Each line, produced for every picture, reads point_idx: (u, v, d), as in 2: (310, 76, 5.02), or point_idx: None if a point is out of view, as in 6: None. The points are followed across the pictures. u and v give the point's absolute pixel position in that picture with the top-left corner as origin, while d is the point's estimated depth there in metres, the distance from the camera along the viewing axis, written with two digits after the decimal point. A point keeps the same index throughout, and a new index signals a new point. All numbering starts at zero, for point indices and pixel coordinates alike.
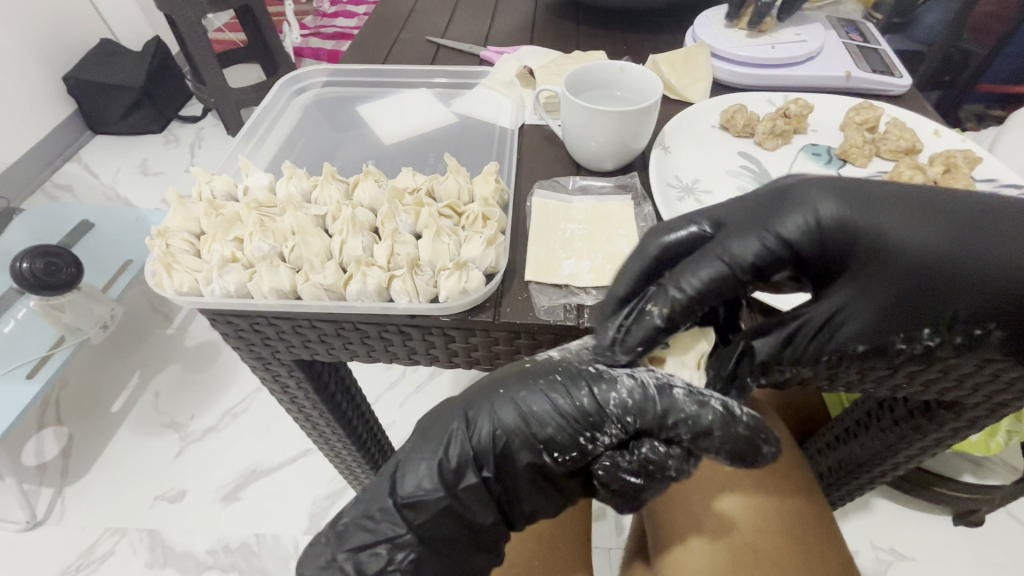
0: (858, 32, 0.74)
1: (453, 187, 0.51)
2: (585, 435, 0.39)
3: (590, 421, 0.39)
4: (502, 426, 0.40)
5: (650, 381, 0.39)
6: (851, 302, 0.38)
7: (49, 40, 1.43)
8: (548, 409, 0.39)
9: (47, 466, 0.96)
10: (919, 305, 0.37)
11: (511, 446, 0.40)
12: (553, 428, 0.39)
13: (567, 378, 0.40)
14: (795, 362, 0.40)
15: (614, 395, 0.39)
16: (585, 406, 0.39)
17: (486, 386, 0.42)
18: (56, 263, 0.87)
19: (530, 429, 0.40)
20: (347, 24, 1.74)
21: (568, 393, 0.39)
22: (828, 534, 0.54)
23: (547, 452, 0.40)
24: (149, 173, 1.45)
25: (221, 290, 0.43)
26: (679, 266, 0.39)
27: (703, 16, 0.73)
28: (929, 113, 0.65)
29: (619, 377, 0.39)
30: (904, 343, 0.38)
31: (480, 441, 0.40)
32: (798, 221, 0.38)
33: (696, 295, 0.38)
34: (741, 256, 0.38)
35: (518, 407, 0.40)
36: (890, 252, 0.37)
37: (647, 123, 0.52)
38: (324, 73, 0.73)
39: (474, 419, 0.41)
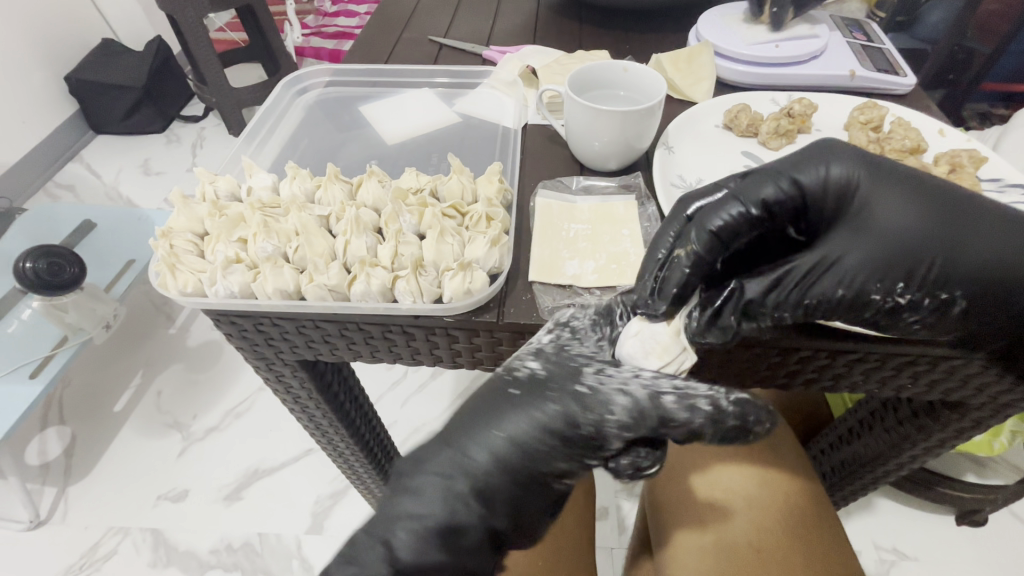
0: (862, 31, 0.73)
1: (457, 187, 0.51)
2: (588, 456, 0.38)
3: (589, 445, 0.38)
4: (495, 459, 0.38)
5: (640, 393, 0.37)
6: (842, 249, 0.39)
7: (51, 40, 1.43)
8: (541, 435, 0.38)
9: (51, 466, 0.96)
10: (901, 260, 0.38)
11: (520, 482, 0.39)
12: (553, 455, 0.38)
13: (559, 404, 0.38)
14: (777, 307, 0.38)
15: (609, 417, 0.37)
16: (583, 430, 0.37)
17: (473, 418, 0.40)
18: (58, 262, 0.87)
19: (534, 460, 0.38)
20: (348, 24, 1.74)
21: (560, 418, 0.38)
22: (832, 536, 0.54)
23: (553, 478, 0.39)
24: (151, 173, 1.46)
25: (225, 290, 0.43)
26: (704, 210, 0.40)
27: (706, 16, 0.72)
28: (933, 112, 0.65)
29: (611, 397, 0.37)
30: (884, 295, 0.37)
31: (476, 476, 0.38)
32: (816, 172, 0.40)
33: (722, 236, 0.39)
34: (759, 198, 0.39)
35: (509, 438, 0.38)
36: (881, 215, 0.39)
37: (651, 123, 0.52)
38: (326, 73, 0.72)
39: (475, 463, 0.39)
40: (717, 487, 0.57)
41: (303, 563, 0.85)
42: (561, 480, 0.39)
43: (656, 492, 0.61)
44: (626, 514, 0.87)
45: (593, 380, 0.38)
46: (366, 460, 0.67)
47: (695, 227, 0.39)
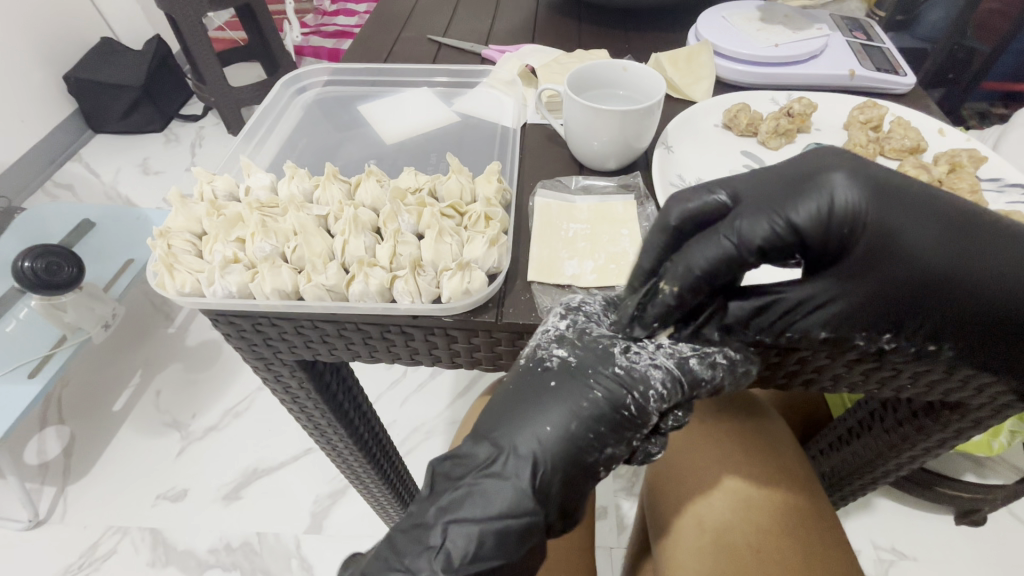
0: (862, 30, 0.73)
1: (456, 187, 0.50)
2: (633, 434, 0.39)
3: (636, 423, 0.38)
4: (543, 452, 0.38)
5: (672, 364, 0.39)
6: (832, 295, 0.37)
7: (49, 39, 1.42)
8: (586, 421, 0.38)
9: (49, 465, 0.96)
10: (895, 310, 0.37)
11: (572, 475, 0.39)
12: (599, 440, 0.39)
13: (605, 390, 0.38)
14: (760, 335, 0.39)
15: (651, 392, 0.38)
16: (629, 410, 0.38)
17: (513, 411, 0.40)
18: (57, 262, 0.87)
19: (586, 450, 0.39)
20: (347, 23, 1.74)
21: (606, 401, 0.38)
22: (828, 531, 0.54)
23: (599, 464, 0.39)
24: (149, 172, 1.45)
25: (223, 290, 0.43)
26: (688, 246, 0.37)
27: (705, 15, 0.72)
28: (933, 111, 0.65)
29: (648, 372, 0.39)
30: (868, 338, 0.38)
31: (523, 471, 0.38)
32: (812, 206, 0.34)
33: (707, 278, 0.36)
34: (750, 239, 0.35)
35: (555, 430, 0.39)
36: (888, 254, 0.35)
37: (650, 123, 0.52)
38: (325, 72, 0.72)
39: (537, 459, 0.38)
40: (716, 486, 0.57)
41: (302, 562, 0.85)
42: (604, 467, 0.40)
43: (658, 491, 0.61)
44: (625, 514, 0.87)
45: (627, 361, 0.39)
46: (365, 460, 0.67)
47: (681, 259, 0.36)
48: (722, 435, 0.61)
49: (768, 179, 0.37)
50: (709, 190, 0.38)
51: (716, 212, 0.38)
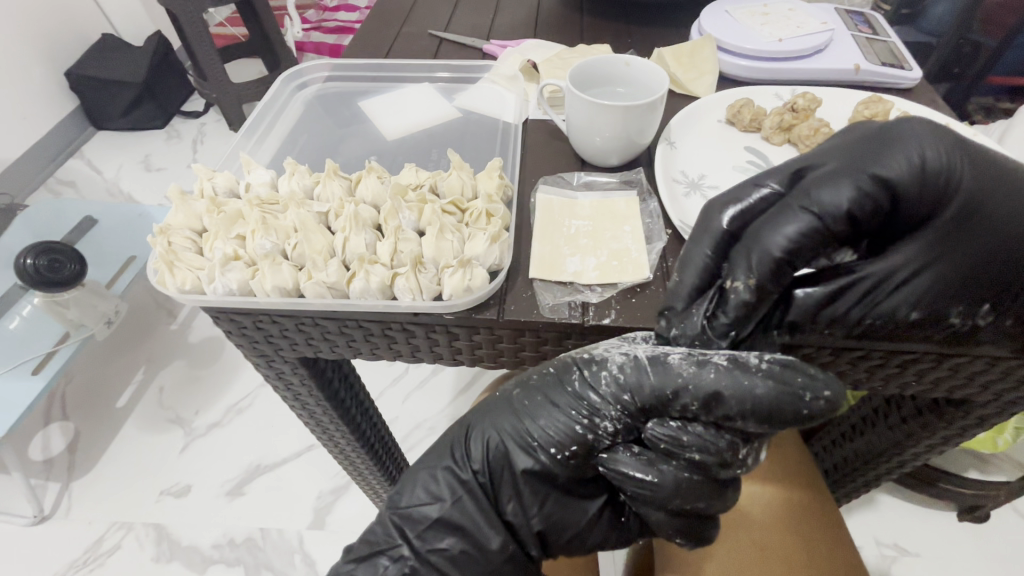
0: (867, 23, 0.73)
1: (457, 183, 0.50)
2: (584, 424, 0.39)
3: (589, 415, 0.38)
4: (499, 432, 0.41)
5: (642, 355, 0.38)
6: (923, 262, 0.35)
7: (50, 36, 1.42)
8: (547, 412, 0.40)
9: (54, 461, 0.96)
10: (997, 275, 0.35)
11: (503, 451, 0.41)
12: (543, 426, 0.40)
13: (558, 375, 0.41)
14: (833, 324, 0.37)
15: (604, 374, 0.38)
16: (580, 402, 0.39)
17: (485, 406, 0.44)
18: (59, 260, 0.87)
19: (527, 429, 0.40)
20: (348, 18, 1.73)
21: (561, 384, 0.40)
22: (834, 532, 0.54)
23: (543, 451, 0.40)
24: (151, 169, 1.45)
25: (224, 287, 0.43)
26: (756, 230, 0.36)
27: (710, 9, 0.71)
28: (940, 105, 0.64)
29: (610, 355, 0.39)
30: (957, 317, 0.36)
31: (474, 452, 0.42)
32: (902, 161, 0.34)
33: (787, 259, 0.34)
34: (835, 205, 0.34)
35: (516, 413, 0.41)
36: (983, 219, 0.34)
37: (653, 120, 0.51)
38: (326, 68, 0.71)
39: (470, 430, 0.43)
40: None
41: (306, 557, 0.86)
42: (545, 459, 0.40)
43: None
44: None
45: (601, 348, 0.40)
46: (366, 456, 0.67)
47: (764, 236, 0.35)
48: (776, 453, 0.59)
49: (840, 145, 0.37)
50: (756, 184, 0.38)
51: (768, 201, 0.38)
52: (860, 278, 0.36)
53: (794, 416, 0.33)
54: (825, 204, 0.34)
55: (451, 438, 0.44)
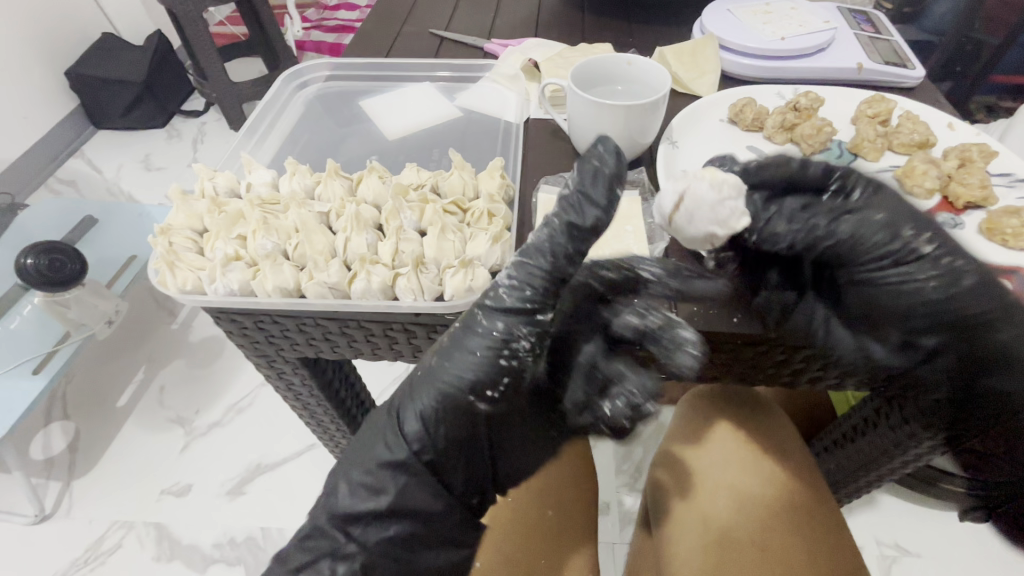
0: (870, 22, 0.72)
1: (458, 183, 0.50)
2: (505, 357, 0.35)
3: (504, 342, 0.35)
4: (428, 398, 0.36)
5: (517, 263, 0.36)
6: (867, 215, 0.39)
7: (50, 35, 1.42)
8: (471, 361, 0.35)
9: (55, 460, 0.96)
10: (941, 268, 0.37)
11: (450, 414, 0.36)
12: (465, 370, 0.35)
13: (463, 317, 0.36)
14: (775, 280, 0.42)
15: (505, 293, 0.35)
16: (490, 334, 0.35)
17: (409, 381, 0.37)
18: (59, 259, 0.87)
19: (457, 383, 0.35)
20: (349, 17, 1.73)
21: (472, 327, 0.36)
22: (835, 532, 0.54)
23: (479, 398, 0.35)
24: (152, 168, 1.45)
25: (224, 288, 0.43)
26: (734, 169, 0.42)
27: (712, 8, 0.71)
28: (942, 105, 0.64)
29: (502, 282, 0.36)
30: (908, 232, 0.37)
31: (414, 429, 0.36)
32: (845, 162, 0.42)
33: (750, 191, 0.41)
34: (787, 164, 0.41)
35: (441, 374, 0.36)
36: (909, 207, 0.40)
37: (655, 119, 0.51)
38: (326, 67, 0.71)
39: (401, 411, 0.36)
40: (717, 483, 0.57)
41: None
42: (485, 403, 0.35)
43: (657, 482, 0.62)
44: (629, 509, 0.87)
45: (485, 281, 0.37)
46: None
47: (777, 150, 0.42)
48: (755, 439, 0.60)
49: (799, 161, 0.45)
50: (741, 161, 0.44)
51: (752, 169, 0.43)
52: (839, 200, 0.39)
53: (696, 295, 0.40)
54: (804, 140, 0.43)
55: (383, 423, 0.37)
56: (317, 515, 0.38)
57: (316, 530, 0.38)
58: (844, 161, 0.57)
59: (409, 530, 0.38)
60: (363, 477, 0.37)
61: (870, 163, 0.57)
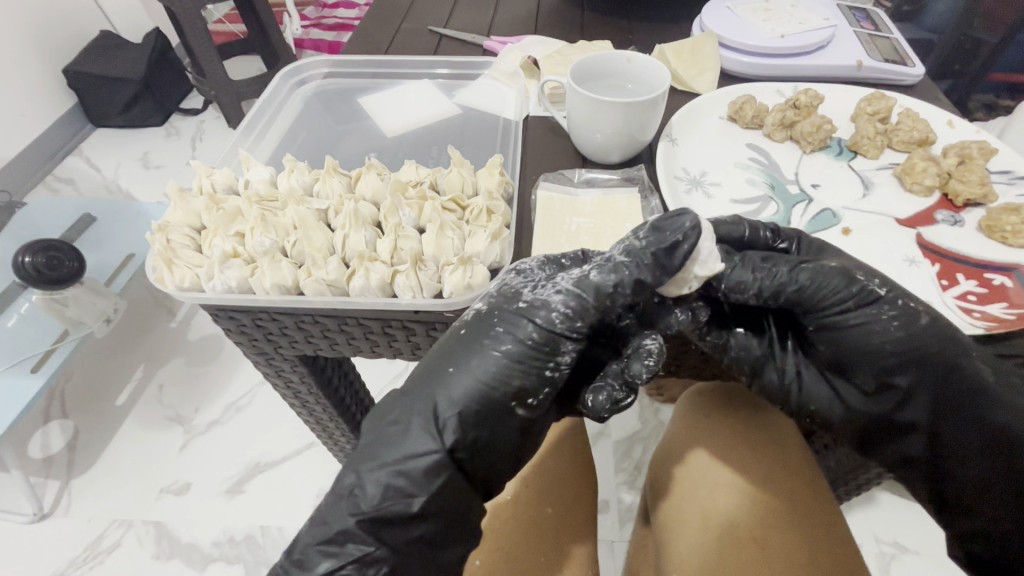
0: (869, 20, 0.72)
1: (457, 180, 0.50)
2: (549, 367, 0.37)
3: (543, 353, 0.37)
4: (463, 399, 0.37)
5: (569, 286, 0.38)
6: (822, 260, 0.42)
7: (48, 32, 1.41)
8: (509, 367, 0.37)
9: (54, 459, 0.96)
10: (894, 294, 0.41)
11: (487, 414, 0.37)
12: (504, 373, 0.37)
13: (506, 325, 0.38)
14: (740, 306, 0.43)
15: (553, 313, 0.37)
16: (533, 340, 0.37)
17: (436, 374, 0.39)
18: (57, 257, 0.87)
19: (498, 387, 0.37)
20: (347, 15, 1.72)
21: (515, 337, 0.38)
22: (836, 532, 0.53)
23: (520, 404, 0.38)
24: (150, 166, 1.45)
25: (222, 285, 0.42)
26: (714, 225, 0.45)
27: (712, 5, 0.71)
28: (943, 102, 0.64)
29: (549, 298, 0.38)
30: (863, 276, 0.41)
31: (445, 422, 0.37)
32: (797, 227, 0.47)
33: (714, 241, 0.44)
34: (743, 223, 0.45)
35: (478, 378, 0.37)
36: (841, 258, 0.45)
37: (654, 116, 0.51)
38: (325, 64, 0.71)
39: (438, 409, 0.38)
40: (718, 481, 0.57)
41: None
42: (518, 408, 0.38)
43: (661, 481, 0.63)
44: (628, 506, 0.87)
45: (528, 295, 0.39)
46: None
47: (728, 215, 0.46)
48: (761, 441, 0.60)
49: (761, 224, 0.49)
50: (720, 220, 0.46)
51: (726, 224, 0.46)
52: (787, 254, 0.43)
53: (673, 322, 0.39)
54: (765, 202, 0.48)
55: (404, 413, 0.38)
56: (342, 520, 0.37)
57: (341, 534, 0.37)
58: (844, 159, 0.57)
59: (438, 535, 0.38)
60: (391, 474, 0.37)
61: (869, 160, 0.57)
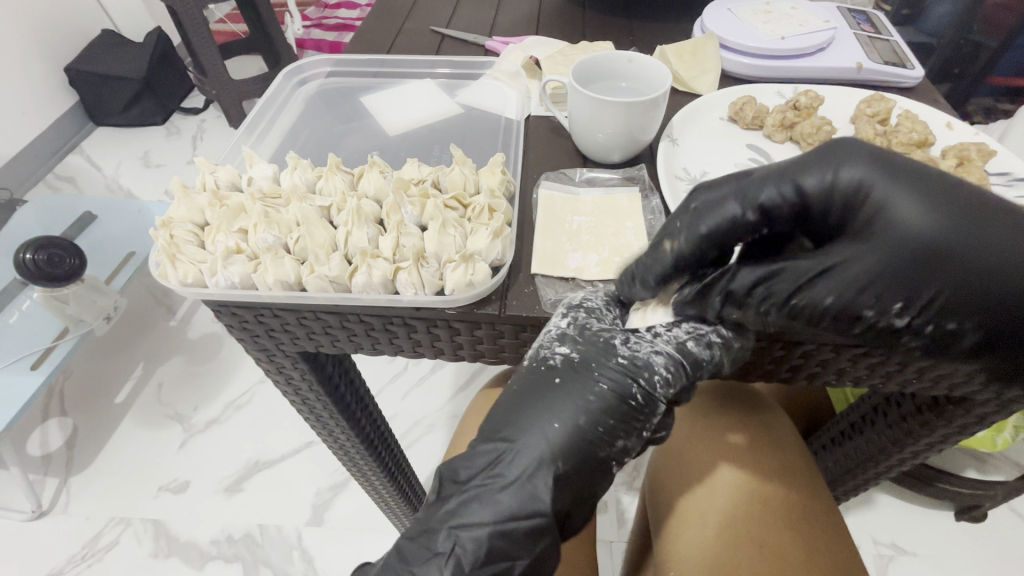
0: (869, 22, 0.73)
1: (459, 178, 0.50)
2: (642, 425, 0.40)
3: (643, 413, 0.39)
4: (559, 450, 0.39)
5: (672, 350, 0.40)
6: (843, 260, 0.35)
7: (50, 31, 1.42)
8: (594, 417, 0.39)
9: (53, 457, 0.96)
10: (916, 282, 0.33)
11: (580, 463, 0.39)
12: (606, 429, 0.39)
13: (610, 382, 0.39)
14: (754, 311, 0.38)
15: (656, 378, 0.39)
16: (636, 399, 0.39)
17: (522, 418, 0.40)
18: (58, 254, 0.87)
19: (593, 441, 0.39)
20: (349, 15, 1.73)
21: (615, 393, 0.39)
22: (834, 529, 0.54)
23: (612, 458, 0.40)
24: (152, 165, 1.45)
25: (226, 281, 0.43)
26: (703, 204, 0.38)
27: (713, 7, 0.71)
28: (942, 104, 0.64)
29: (651, 360, 0.39)
30: (883, 309, 0.34)
31: (536, 470, 0.39)
32: (820, 175, 0.35)
33: (709, 237, 0.38)
34: (753, 199, 0.36)
35: (570, 427, 0.39)
36: (893, 220, 0.33)
37: (655, 116, 0.51)
38: (327, 63, 0.71)
39: (519, 447, 0.40)
40: (716, 480, 0.57)
41: (304, 554, 0.86)
42: (616, 461, 0.40)
43: (658, 476, 0.63)
44: (627, 507, 0.87)
45: (629, 349, 0.40)
46: (366, 452, 0.66)
47: (676, 228, 0.39)
48: (762, 449, 0.59)
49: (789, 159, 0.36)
50: (730, 199, 0.37)
51: (741, 217, 0.37)
52: (783, 270, 0.37)
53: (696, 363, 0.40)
54: (724, 194, 0.37)
55: (490, 453, 0.41)
56: None
57: None
58: None
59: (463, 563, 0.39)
60: None
61: None
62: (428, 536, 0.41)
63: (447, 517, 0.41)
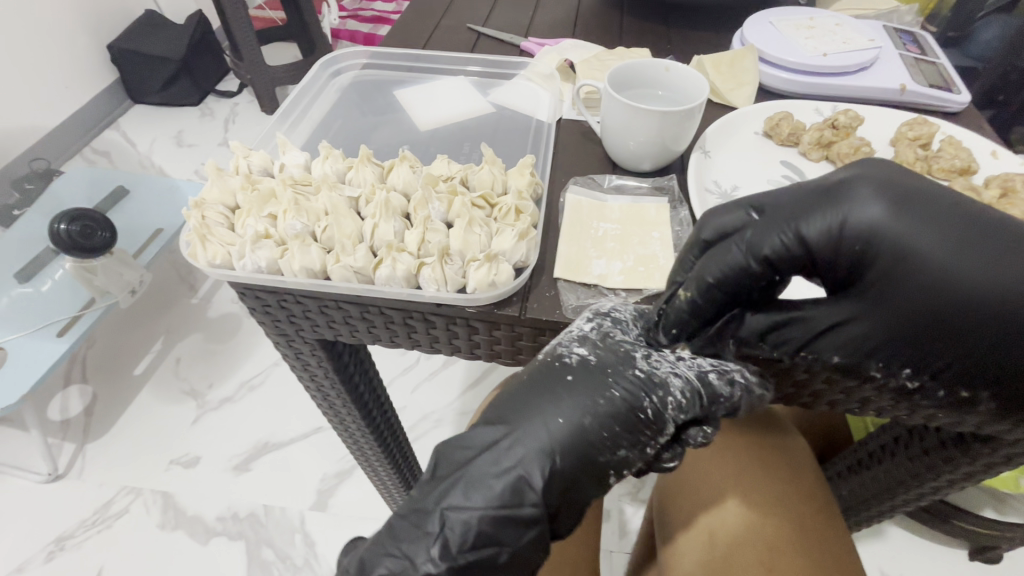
0: (915, 43, 0.71)
1: (488, 178, 0.50)
2: (648, 444, 0.38)
3: (650, 428, 0.38)
4: (558, 449, 0.37)
5: (692, 374, 0.39)
6: (851, 313, 0.35)
7: (97, 9, 1.46)
8: (600, 418, 0.37)
9: (71, 423, 0.99)
10: (922, 340, 0.34)
11: (580, 467, 0.38)
12: (613, 437, 0.37)
13: (625, 392, 0.38)
14: (774, 350, 0.38)
15: (669, 398, 0.38)
16: (645, 413, 0.38)
17: (522, 407, 0.39)
18: (91, 226, 0.89)
19: (596, 444, 0.37)
20: (385, 8, 1.75)
21: (627, 406, 0.38)
22: (845, 559, 0.53)
23: (613, 471, 0.39)
24: (184, 144, 1.48)
25: (252, 265, 0.44)
26: (713, 250, 0.38)
27: (754, 20, 0.70)
28: (987, 132, 0.62)
29: (668, 380, 0.39)
30: (891, 369, 0.36)
31: (534, 464, 0.37)
32: (826, 222, 0.34)
33: (718, 286, 0.37)
34: (758, 250, 0.35)
35: (574, 423, 0.38)
36: (907, 271, 0.32)
37: (690, 126, 0.51)
38: (363, 55, 0.72)
39: (519, 437, 0.38)
40: (725, 498, 0.56)
41: (305, 538, 0.87)
42: (615, 472, 0.39)
43: (665, 490, 0.62)
44: (629, 518, 0.86)
45: (650, 364, 0.39)
46: (375, 441, 0.66)
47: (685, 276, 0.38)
48: (772, 472, 0.58)
49: (801, 192, 0.36)
50: (738, 246, 0.36)
51: (749, 268, 0.36)
52: (797, 318, 0.37)
53: (712, 396, 0.39)
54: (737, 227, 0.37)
55: (488, 439, 0.39)
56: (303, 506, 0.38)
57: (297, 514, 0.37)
58: None
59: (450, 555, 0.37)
60: None
61: None
62: (419, 515, 0.38)
63: (440, 497, 0.38)
